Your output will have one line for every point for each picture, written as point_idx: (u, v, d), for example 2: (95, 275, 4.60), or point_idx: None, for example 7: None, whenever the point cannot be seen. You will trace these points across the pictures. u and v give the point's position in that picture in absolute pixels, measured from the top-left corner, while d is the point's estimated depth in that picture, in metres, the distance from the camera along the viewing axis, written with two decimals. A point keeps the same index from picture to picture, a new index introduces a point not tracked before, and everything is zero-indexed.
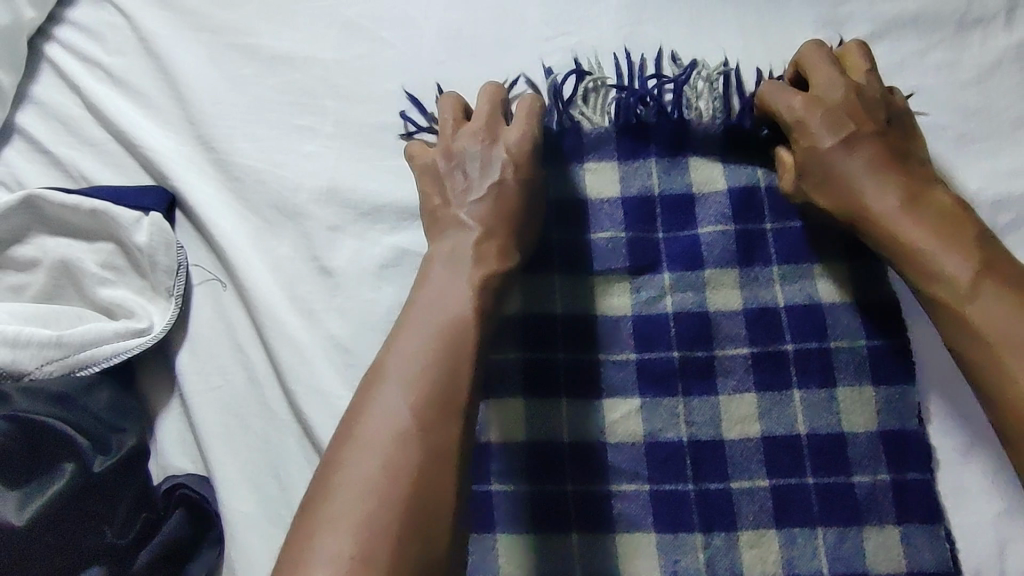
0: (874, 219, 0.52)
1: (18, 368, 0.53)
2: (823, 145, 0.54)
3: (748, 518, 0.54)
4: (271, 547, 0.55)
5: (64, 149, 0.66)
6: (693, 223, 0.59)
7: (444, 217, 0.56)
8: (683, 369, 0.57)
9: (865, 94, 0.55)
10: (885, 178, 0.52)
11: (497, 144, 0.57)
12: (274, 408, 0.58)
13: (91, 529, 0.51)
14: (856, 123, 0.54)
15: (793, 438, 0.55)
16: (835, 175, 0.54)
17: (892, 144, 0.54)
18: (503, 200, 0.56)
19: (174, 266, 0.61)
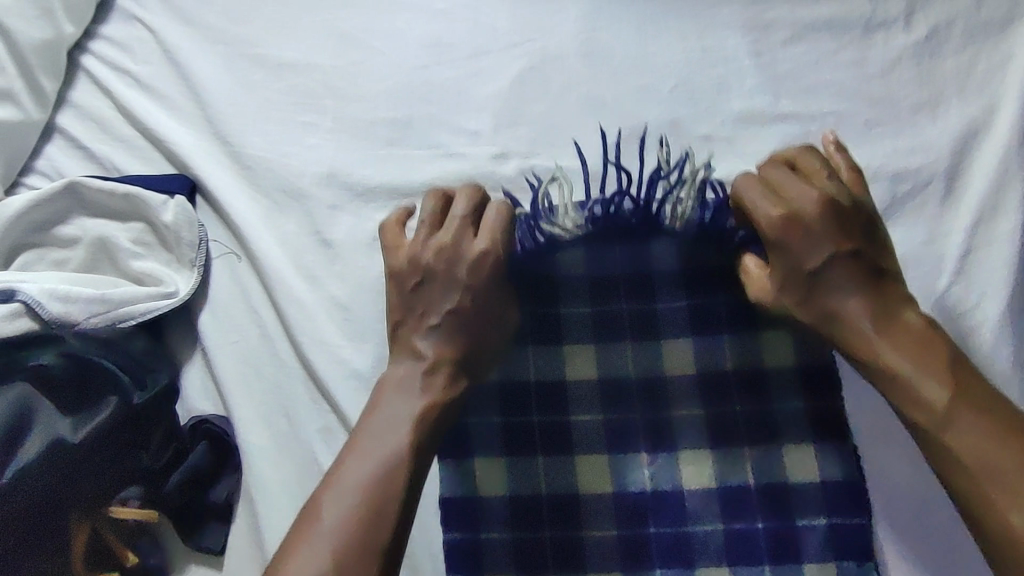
0: (852, 335, 0.54)
1: (69, 319, 0.62)
2: (805, 264, 0.55)
3: (685, 440, 0.62)
4: (283, 472, 0.65)
5: (99, 145, 0.77)
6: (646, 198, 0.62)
7: (404, 339, 0.58)
8: (632, 319, 0.64)
9: (840, 204, 0.55)
10: (862, 298, 0.54)
11: (459, 262, 0.58)
12: (283, 358, 0.68)
13: (129, 454, 0.62)
14: (833, 242, 0.54)
15: (725, 371, 0.63)
16: (817, 292, 0.55)
17: (867, 258, 0.54)
18: (458, 325, 0.58)
19: (196, 241, 0.71)
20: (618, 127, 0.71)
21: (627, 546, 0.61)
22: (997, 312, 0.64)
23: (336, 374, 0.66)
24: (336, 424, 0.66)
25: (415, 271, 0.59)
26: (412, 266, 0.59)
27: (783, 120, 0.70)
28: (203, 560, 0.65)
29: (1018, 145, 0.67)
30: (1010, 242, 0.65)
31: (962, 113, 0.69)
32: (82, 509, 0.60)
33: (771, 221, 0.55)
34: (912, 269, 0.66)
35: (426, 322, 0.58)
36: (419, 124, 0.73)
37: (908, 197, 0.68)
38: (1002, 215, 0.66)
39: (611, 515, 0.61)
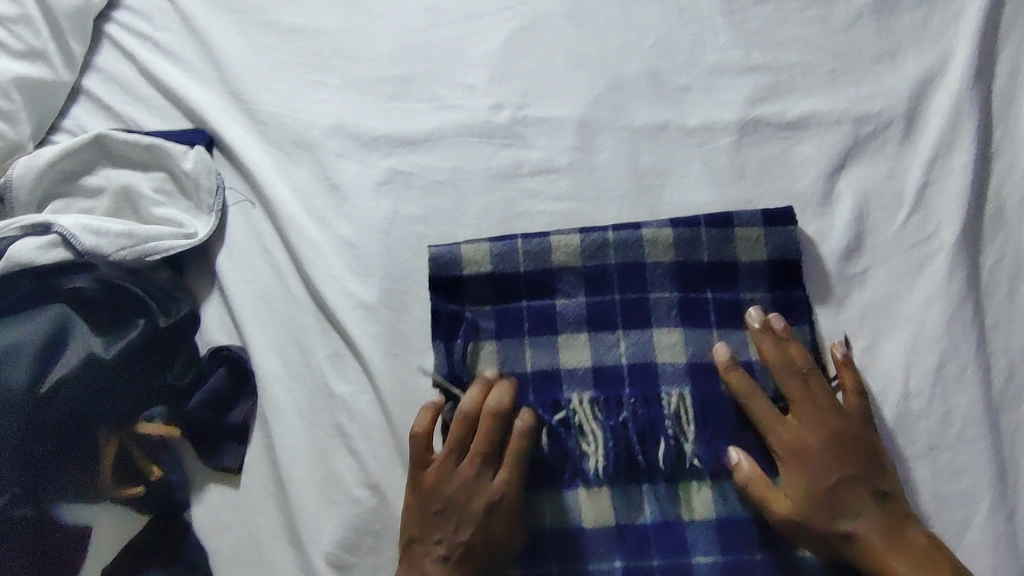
0: (864, 546, 0.60)
1: (101, 252, 0.68)
2: (820, 482, 0.62)
3: (669, 378, 0.67)
4: (297, 395, 0.70)
5: (123, 106, 0.83)
6: (638, 228, 0.70)
7: (418, 550, 0.64)
8: (620, 277, 0.70)
9: (837, 425, 0.63)
10: (872, 520, 0.61)
11: (475, 499, 0.64)
12: (295, 293, 0.73)
13: (156, 373, 0.67)
14: (841, 466, 0.62)
15: (702, 302, 0.70)
16: (836, 513, 0.61)
17: (871, 478, 0.62)
18: (467, 558, 0.63)
19: (213, 187, 0.76)
20: (603, 80, 0.77)
21: (617, 465, 0.66)
22: (952, 238, 0.69)
23: (344, 305, 0.71)
24: (345, 351, 0.71)
25: (439, 490, 0.65)
26: (433, 491, 0.65)
27: (755, 72, 0.77)
28: (219, 478, 0.69)
29: (969, 88, 0.73)
30: (962, 175, 0.71)
31: (917, 62, 0.75)
32: (112, 424, 0.65)
33: (784, 441, 0.64)
34: (873, 203, 0.72)
35: (437, 551, 0.64)
36: (419, 81, 0.79)
37: (868, 138, 0.74)
38: (955, 152, 0.72)
39: (605, 437, 0.66)
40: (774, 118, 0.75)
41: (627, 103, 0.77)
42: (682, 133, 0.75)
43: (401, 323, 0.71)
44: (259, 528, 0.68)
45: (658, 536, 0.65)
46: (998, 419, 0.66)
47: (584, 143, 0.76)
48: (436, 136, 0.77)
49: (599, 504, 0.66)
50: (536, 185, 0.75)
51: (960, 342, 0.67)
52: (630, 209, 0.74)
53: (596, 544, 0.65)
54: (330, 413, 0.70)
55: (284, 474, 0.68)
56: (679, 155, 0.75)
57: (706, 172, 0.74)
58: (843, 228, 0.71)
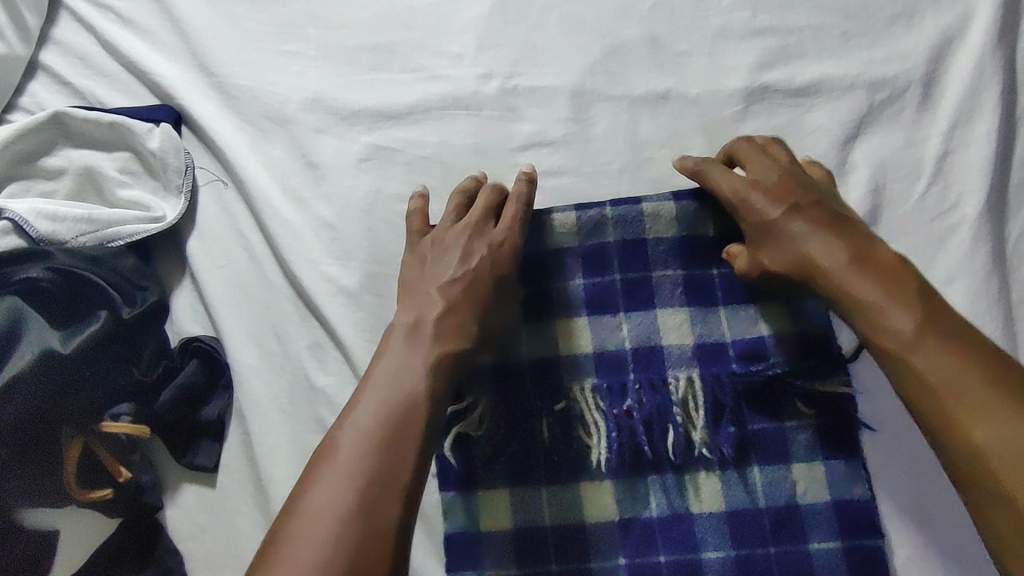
0: (822, 271, 0.55)
1: (57, 238, 0.64)
2: (770, 216, 0.59)
3: (675, 360, 0.62)
4: (275, 388, 0.65)
5: (84, 82, 0.77)
6: (637, 203, 0.66)
7: (416, 288, 0.60)
8: (619, 256, 0.65)
9: (796, 172, 0.60)
10: (829, 249, 0.55)
11: (480, 241, 0.62)
12: (272, 279, 0.68)
13: (122, 368, 0.63)
14: (787, 198, 0.59)
15: (708, 279, 0.64)
16: (786, 243, 0.58)
17: (829, 205, 0.58)
18: (451, 310, 0.57)
19: (183, 167, 0.71)
20: (598, 46, 0.72)
21: (621, 457, 0.61)
22: (975, 210, 0.64)
23: (325, 292, 0.66)
24: (326, 341, 0.66)
25: (427, 249, 0.63)
26: (432, 242, 0.63)
27: (761, 35, 0.71)
28: (193, 478, 0.65)
29: (990, 51, 0.68)
30: (985, 143, 0.66)
31: (936, 22, 0.70)
32: (74, 423, 0.60)
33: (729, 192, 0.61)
34: (890, 173, 0.67)
35: (444, 278, 0.60)
36: (402, 49, 0.74)
37: (884, 104, 0.69)
38: (977, 118, 0.67)
39: (608, 424, 0.61)
40: (782, 84, 0.70)
41: (625, 70, 0.71)
42: (684, 102, 0.70)
43: (385, 310, 0.66)
44: (236, 531, 0.63)
45: (667, 530, 0.60)
46: None
47: (579, 114, 0.71)
48: (420, 108, 0.72)
49: (602, 499, 0.61)
50: (528, 159, 0.70)
51: (986, 322, 0.62)
52: (629, 183, 0.68)
53: (600, 541, 0.60)
54: (310, 407, 0.65)
55: (262, 473, 0.63)
56: (681, 125, 0.70)
57: (711, 144, 0.69)
58: (858, 201, 0.66)
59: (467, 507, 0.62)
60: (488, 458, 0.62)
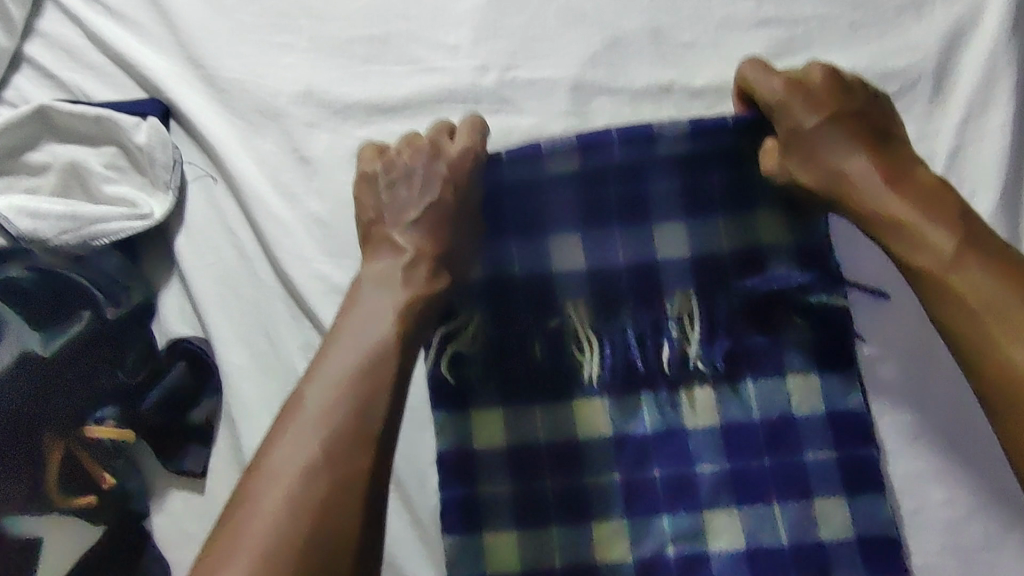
0: (855, 188, 0.56)
1: (39, 236, 0.61)
2: (806, 126, 0.58)
3: (671, 275, 0.61)
4: (265, 388, 0.63)
5: (69, 74, 0.75)
6: (650, 132, 0.61)
7: (378, 234, 0.60)
8: (619, 170, 0.62)
9: (845, 79, 0.58)
10: (873, 167, 0.56)
11: (440, 162, 0.61)
12: (262, 277, 0.66)
13: (105, 371, 0.60)
14: (831, 108, 0.58)
15: (707, 192, 0.62)
16: (824, 157, 0.58)
17: (870, 119, 0.57)
18: (431, 229, 0.59)
19: (170, 162, 0.69)
20: (599, 37, 0.70)
21: (615, 374, 0.60)
22: (989, 205, 0.62)
23: (316, 290, 0.64)
24: (318, 341, 0.64)
25: (381, 177, 0.62)
26: (388, 173, 0.62)
27: (767, 25, 0.69)
28: (181, 483, 0.63)
29: (1005, 41, 0.66)
30: (999, 136, 0.64)
31: (948, 11, 0.68)
32: (56, 428, 0.58)
33: (771, 97, 0.59)
34: None
35: (405, 219, 0.60)
36: (397, 40, 0.72)
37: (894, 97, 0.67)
38: (992, 109, 0.65)
39: (602, 335, 0.61)
40: None
41: (627, 61, 0.69)
42: (688, 94, 0.68)
43: None
44: None
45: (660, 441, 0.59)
46: None
47: (579, 107, 0.68)
48: (416, 102, 0.70)
49: (596, 415, 0.60)
50: None
51: None
52: None
53: (595, 463, 0.59)
54: None
55: None
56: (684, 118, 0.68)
57: None
58: None
59: (463, 427, 0.60)
60: (481, 380, 0.61)
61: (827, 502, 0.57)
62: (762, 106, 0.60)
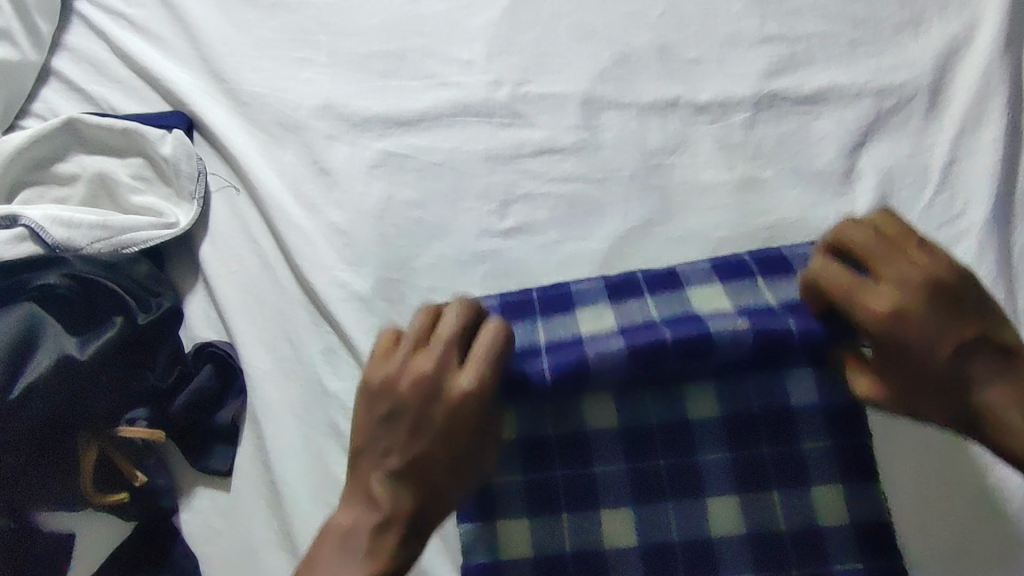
0: (998, 431, 0.41)
1: (73, 244, 0.63)
2: (932, 358, 0.41)
3: (695, 279, 0.56)
4: (289, 392, 0.66)
5: (95, 87, 0.78)
6: (703, 321, 0.50)
7: (364, 454, 0.46)
8: (662, 325, 0.51)
9: (943, 278, 0.42)
10: (1020, 382, 0.41)
11: (431, 421, 0.45)
12: (285, 285, 0.69)
13: (136, 374, 0.63)
14: (961, 328, 0.41)
15: (746, 280, 0.55)
16: (966, 383, 0.41)
17: (993, 335, 0.41)
18: (417, 477, 0.45)
19: (195, 173, 0.72)
20: (608, 53, 0.73)
21: None
22: (983, 216, 0.65)
23: (337, 296, 0.67)
24: (338, 346, 0.67)
25: (376, 410, 0.46)
26: (384, 391, 0.46)
27: (769, 42, 0.72)
28: (209, 480, 0.65)
29: (997, 58, 0.69)
30: (992, 150, 0.67)
31: (943, 30, 0.71)
32: (90, 429, 0.61)
33: (897, 278, 0.42)
34: (897, 179, 0.68)
35: (384, 464, 0.45)
36: (412, 56, 0.75)
37: (891, 112, 0.69)
38: (984, 125, 0.68)
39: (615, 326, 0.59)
40: (791, 92, 0.70)
41: (634, 77, 0.72)
42: (694, 109, 0.71)
43: (397, 316, 0.66)
44: (251, 534, 0.64)
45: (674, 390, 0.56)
46: None
47: (589, 121, 0.71)
48: (431, 116, 0.72)
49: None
50: (538, 165, 0.70)
51: None
52: (639, 189, 0.69)
53: (591, 451, 0.55)
54: (324, 412, 0.65)
55: (277, 478, 0.64)
56: (689, 132, 0.70)
57: (719, 150, 0.70)
58: (866, 206, 0.67)
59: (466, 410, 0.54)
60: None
61: (827, 492, 0.53)
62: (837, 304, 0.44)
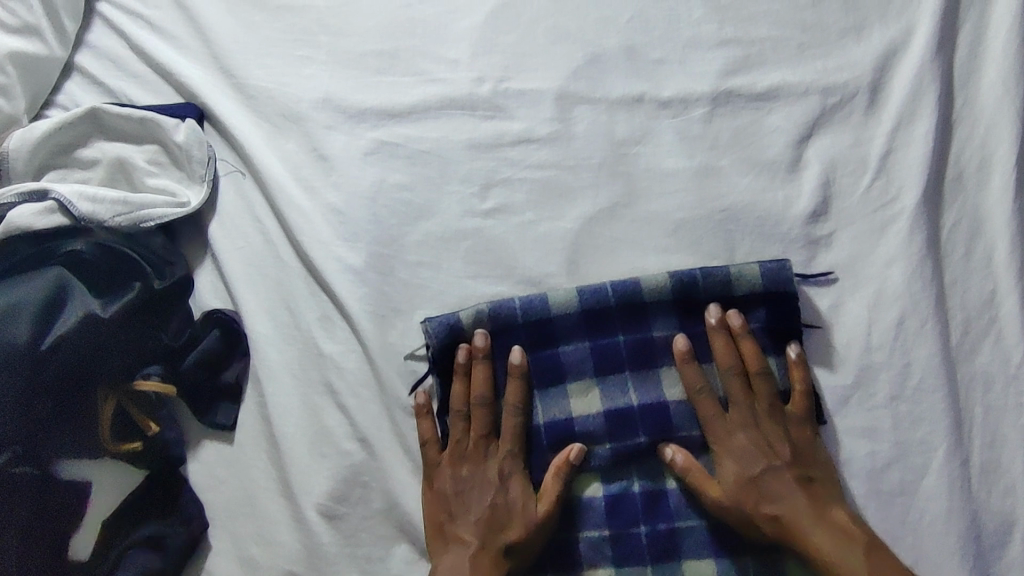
0: (775, 508, 0.64)
1: (96, 218, 0.70)
2: (749, 471, 0.65)
3: (656, 316, 0.70)
4: (289, 356, 0.73)
5: (114, 82, 0.85)
6: (671, 428, 0.68)
7: (447, 528, 0.66)
8: (641, 415, 0.68)
9: (791, 457, 0.65)
10: (798, 499, 0.64)
11: (492, 487, 0.67)
12: (285, 259, 0.76)
13: (151, 334, 0.70)
14: (766, 453, 0.66)
15: (694, 290, 0.70)
16: (765, 497, 0.65)
17: (800, 463, 0.65)
18: (496, 517, 0.66)
19: (205, 159, 0.79)
20: (581, 53, 0.81)
21: (614, 420, 0.68)
22: (913, 200, 0.72)
23: (334, 270, 0.74)
24: (334, 313, 0.74)
25: (450, 462, 0.68)
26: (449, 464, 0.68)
27: (726, 45, 0.80)
28: (214, 435, 0.72)
29: (930, 59, 0.76)
30: (923, 142, 0.74)
31: (883, 35, 0.79)
32: (109, 383, 0.67)
33: (738, 410, 0.67)
34: (839, 168, 0.75)
35: (466, 524, 0.66)
36: (403, 55, 0.82)
37: (836, 108, 0.77)
38: (918, 120, 0.75)
39: (595, 369, 0.69)
40: (745, 89, 0.78)
41: (604, 75, 0.80)
42: (657, 105, 0.78)
43: (388, 287, 0.74)
44: (253, 482, 0.71)
45: (645, 419, 0.68)
46: (955, 370, 0.69)
47: (563, 114, 0.79)
48: (421, 108, 0.80)
49: (587, 400, 0.69)
50: (517, 153, 0.78)
51: (920, 299, 0.70)
52: (607, 176, 0.76)
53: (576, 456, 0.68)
54: (320, 372, 0.72)
55: (276, 430, 0.70)
56: (653, 125, 0.78)
57: (680, 142, 0.77)
58: (810, 192, 0.74)
59: None
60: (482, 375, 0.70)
61: None
62: (701, 417, 0.67)
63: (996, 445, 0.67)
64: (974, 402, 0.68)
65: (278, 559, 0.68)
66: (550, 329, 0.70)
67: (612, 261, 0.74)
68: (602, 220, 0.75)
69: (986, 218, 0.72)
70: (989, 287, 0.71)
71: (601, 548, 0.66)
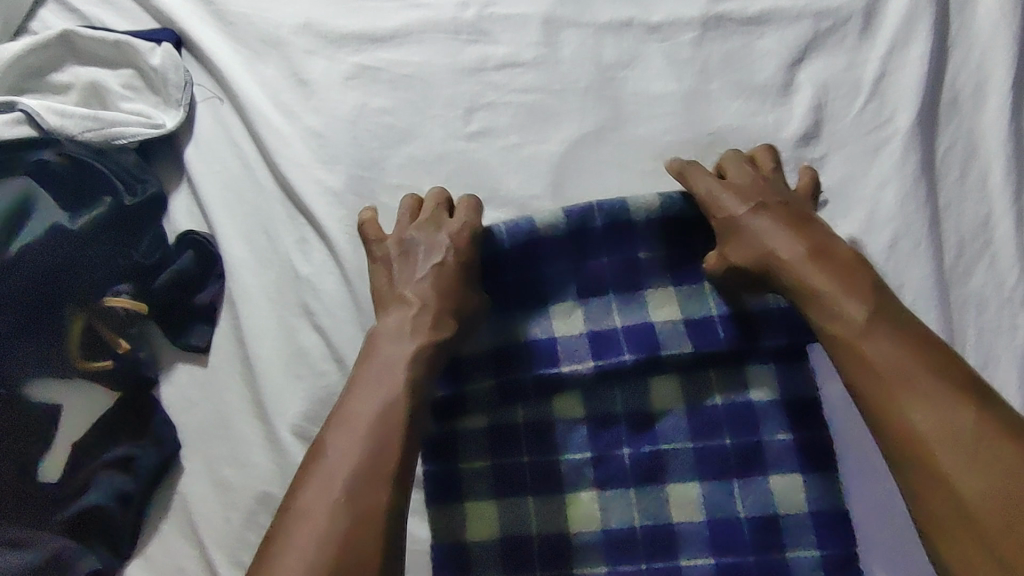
0: (761, 247, 0.61)
1: (66, 131, 0.69)
2: (738, 214, 0.63)
3: (643, 237, 0.68)
4: (266, 278, 0.71)
5: (91, 9, 0.83)
6: (657, 346, 0.65)
7: (389, 296, 0.63)
8: (624, 333, 0.66)
9: (783, 202, 0.63)
10: (785, 234, 0.61)
11: (439, 250, 0.64)
12: (263, 183, 0.74)
13: (121, 251, 0.68)
14: (754, 199, 0.63)
15: (682, 214, 0.68)
16: (756, 240, 0.62)
17: (793, 207, 0.62)
18: (442, 278, 0.63)
19: (182, 83, 0.77)
20: None
21: (595, 338, 0.66)
22: (907, 122, 0.71)
23: (313, 192, 0.72)
24: (311, 236, 0.72)
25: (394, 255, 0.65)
26: (398, 245, 0.66)
27: None
28: (188, 358, 0.70)
29: None
30: (918, 65, 0.72)
31: None
32: (77, 301, 0.65)
33: (736, 171, 0.66)
34: (832, 91, 0.73)
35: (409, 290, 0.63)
36: None
37: (829, 32, 0.75)
38: (912, 43, 0.73)
39: (577, 290, 0.68)
40: (735, 14, 0.76)
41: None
42: (646, 29, 0.76)
43: (368, 210, 0.72)
44: (228, 405, 0.69)
45: (630, 337, 0.66)
46: (947, 292, 0.67)
47: (549, 38, 0.77)
48: (404, 33, 0.78)
49: (569, 321, 0.67)
50: (502, 77, 0.76)
51: (912, 220, 0.68)
52: (593, 100, 0.74)
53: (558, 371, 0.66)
54: (296, 294, 0.70)
55: (250, 351, 0.69)
56: (641, 49, 0.76)
57: (668, 65, 0.75)
58: (802, 115, 0.73)
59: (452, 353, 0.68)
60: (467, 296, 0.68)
61: (755, 372, 0.65)
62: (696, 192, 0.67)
63: (990, 367, 0.65)
64: (967, 325, 0.66)
65: (253, 481, 0.66)
66: (533, 246, 0.68)
67: (597, 184, 0.72)
68: (589, 142, 0.73)
69: (982, 140, 0.71)
70: (984, 210, 0.69)
71: (583, 471, 0.65)
